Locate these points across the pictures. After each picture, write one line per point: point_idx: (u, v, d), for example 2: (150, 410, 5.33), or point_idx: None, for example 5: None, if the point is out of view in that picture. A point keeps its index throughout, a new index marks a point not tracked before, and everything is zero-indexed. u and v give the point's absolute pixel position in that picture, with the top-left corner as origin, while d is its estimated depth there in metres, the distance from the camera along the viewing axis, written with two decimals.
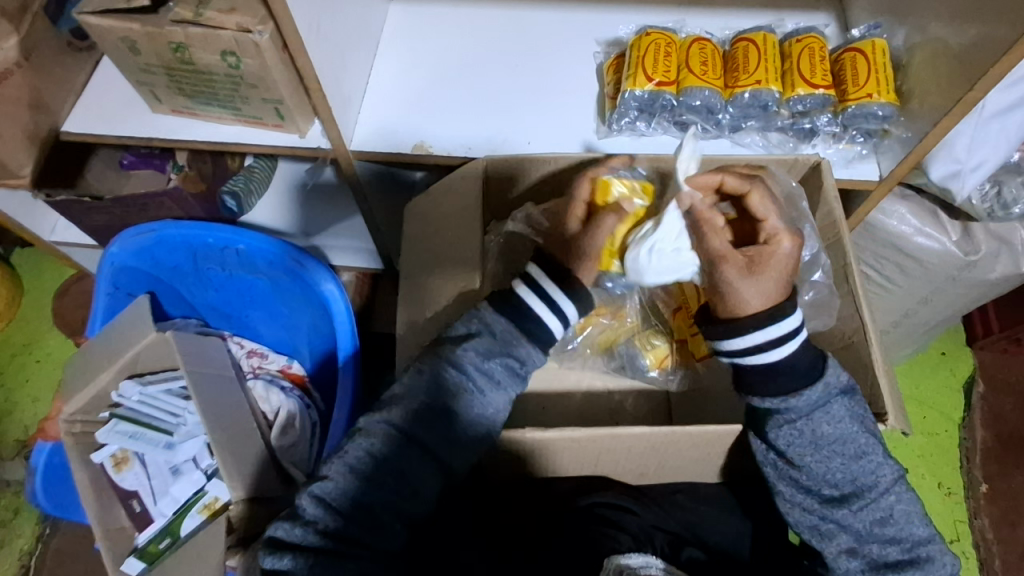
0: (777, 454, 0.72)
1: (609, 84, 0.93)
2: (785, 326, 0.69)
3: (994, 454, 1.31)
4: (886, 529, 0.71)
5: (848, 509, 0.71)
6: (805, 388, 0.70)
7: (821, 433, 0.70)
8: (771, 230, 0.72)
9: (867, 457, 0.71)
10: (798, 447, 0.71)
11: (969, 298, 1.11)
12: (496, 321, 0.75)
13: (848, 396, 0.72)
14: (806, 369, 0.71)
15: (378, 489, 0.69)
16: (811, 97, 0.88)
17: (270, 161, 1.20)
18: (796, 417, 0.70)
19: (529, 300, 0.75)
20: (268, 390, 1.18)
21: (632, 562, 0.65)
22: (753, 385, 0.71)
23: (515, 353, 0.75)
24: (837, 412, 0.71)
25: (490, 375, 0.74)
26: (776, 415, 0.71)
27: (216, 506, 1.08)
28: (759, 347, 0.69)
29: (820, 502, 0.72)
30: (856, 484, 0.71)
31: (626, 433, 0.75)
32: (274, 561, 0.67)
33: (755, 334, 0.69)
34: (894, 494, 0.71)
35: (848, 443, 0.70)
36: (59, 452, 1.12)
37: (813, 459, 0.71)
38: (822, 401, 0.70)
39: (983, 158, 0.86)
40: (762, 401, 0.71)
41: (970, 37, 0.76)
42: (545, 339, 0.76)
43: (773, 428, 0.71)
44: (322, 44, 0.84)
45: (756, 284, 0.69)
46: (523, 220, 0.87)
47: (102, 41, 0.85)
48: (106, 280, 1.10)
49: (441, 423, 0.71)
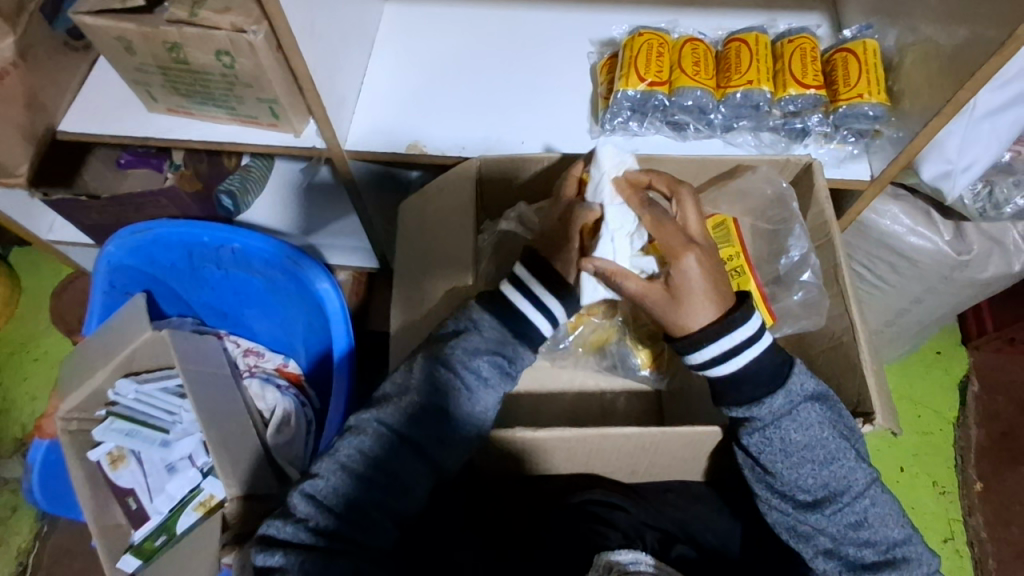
0: (753, 459, 0.74)
1: (603, 84, 0.93)
2: (725, 344, 0.70)
3: (988, 453, 1.32)
4: (861, 532, 0.71)
5: (821, 513, 0.71)
6: (768, 397, 0.71)
7: (790, 440, 0.71)
8: (672, 252, 0.71)
9: (837, 462, 0.71)
10: (768, 454, 0.72)
11: (961, 298, 1.12)
12: (482, 317, 0.76)
13: (818, 403, 0.72)
14: (769, 375, 0.71)
15: (368, 486, 0.70)
16: (803, 97, 0.88)
17: (267, 161, 1.23)
18: (764, 425, 0.72)
19: (522, 305, 0.75)
20: (264, 388, 1.18)
21: (622, 559, 0.66)
22: (722, 392, 0.73)
23: (504, 352, 0.76)
24: (805, 419, 0.71)
25: (479, 373, 0.74)
26: (747, 423, 0.73)
27: (212, 503, 1.07)
28: (705, 363, 0.71)
29: (795, 506, 0.73)
30: (827, 489, 0.72)
31: (615, 432, 0.76)
32: (266, 559, 0.67)
33: (702, 351, 0.71)
34: (868, 498, 0.71)
35: (817, 449, 0.71)
36: (55, 450, 1.12)
37: (783, 465, 0.72)
38: (787, 409, 0.71)
39: (974, 159, 0.87)
40: (730, 411, 0.73)
41: (961, 37, 0.76)
42: (534, 337, 0.77)
43: (745, 436, 0.73)
44: (316, 44, 0.84)
45: (685, 307, 0.70)
46: (515, 223, 0.89)
47: (98, 41, 0.85)
48: (101, 279, 1.11)
49: (431, 420, 0.72)
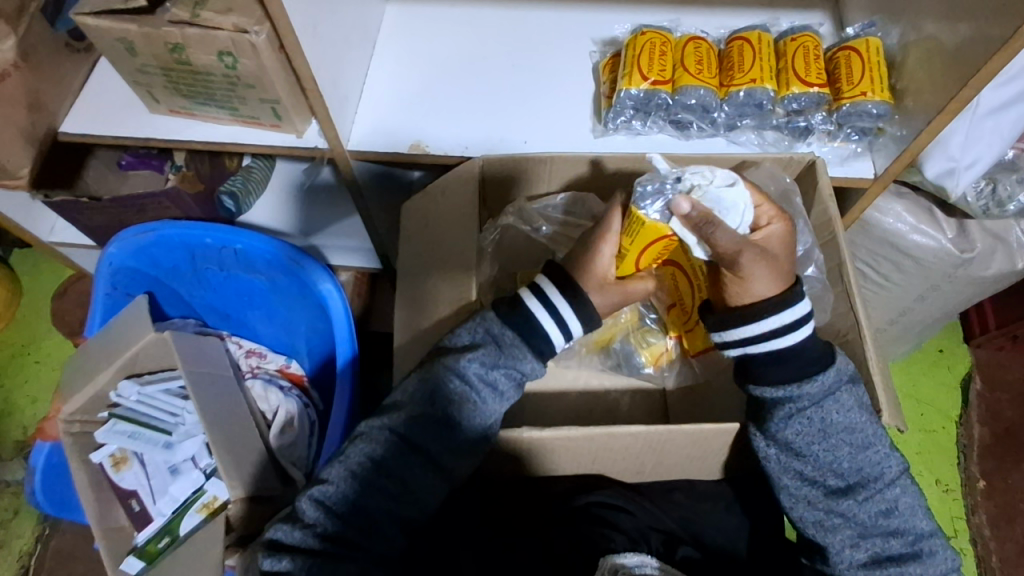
0: (779, 446, 0.73)
1: (605, 83, 0.93)
2: (788, 317, 0.70)
3: (991, 451, 1.32)
4: (891, 521, 0.71)
5: (853, 499, 0.71)
6: (818, 374, 0.71)
7: (831, 422, 0.71)
8: (766, 215, 0.72)
9: (873, 448, 0.72)
10: (805, 436, 0.71)
11: (965, 295, 1.12)
12: (503, 331, 0.74)
13: (857, 386, 0.73)
14: (796, 363, 0.71)
15: (379, 494, 0.70)
16: (806, 95, 0.88)
17: (268, 162, 1.22)
18: (807, 405, 0.71)
19: (537, 311, 0.73)
20: (267, 389, 1.18)
21: (627, 562, 0.65)
22: (759, 373, 0.72)
23: (519, 367, 0.74)
24: (846, 401, 0.71)
25: (494, 385, 0.74)
26: (788, 403, 0.71)
27: (214, 505, 1.07)
28: (771, 333, 0.70)
29: (824, 494, 0.72)
30: (861, 474, 0.71)
31: (621, 431, 0.75)
32: (274, 563, 0.67)
33: (762, 322, 0.70)
34: (899, 486, 0.72)
35: (856, 432, 0.71)
36: (57, 453, 1.12)
37: (819, 447, 0.71)
38: (832, 388, 0.71)
39: (979, 155, 0.87)
40: (770, 390, 0.72)
41: (964, 34, 0.76)
42: (549, 352, 0.75)
43: (780, 419, 0.72)
44: (318, 43, 0.84)
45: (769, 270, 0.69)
46: (515, 216, 0.91)
47: (100, 42, 0.85)
48: (104, 279, 1.11)
49: (442, 430, 0.72)
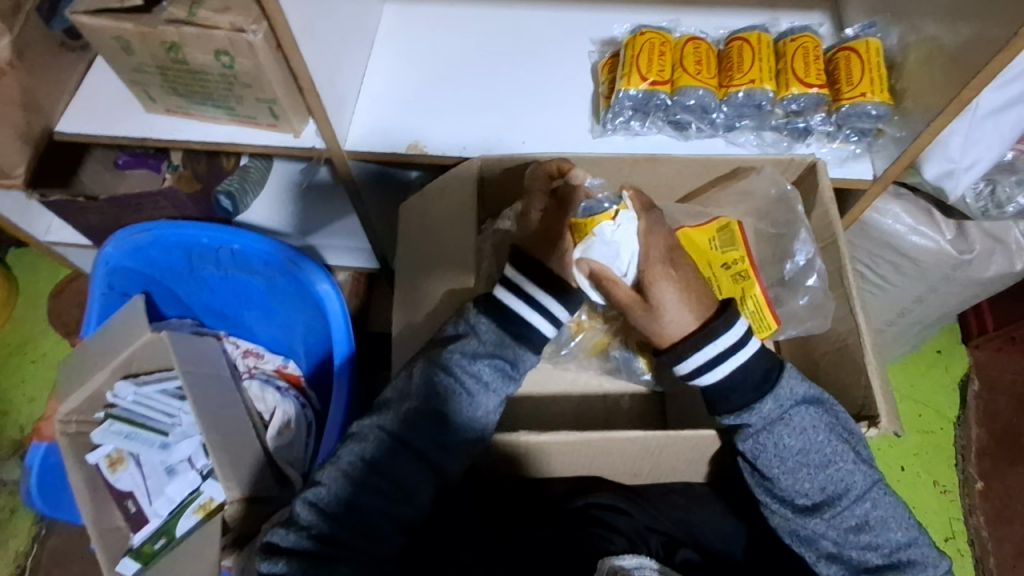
0: (750, 462, 0.74)
1: (604, 84, 0.93)
2: (713, 350, 0.70)
3: (989, 452, 1.31)
4: (862, 535, 0.71)
5: (821, 517, 0.71)
6: (758, 402, 0.71)
7: (784, 446, 0.71)
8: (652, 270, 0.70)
9: (834, 466, 0.71)
10: (764, 459, 0.72)
11: (964, 296, 1.12)
12: (481, 321, 0.76)
13: (813, 406, 0.72)
14: (758, 381, 0.72)
15: (369, 494, 0.70)
16: (805, 96, 0.88)
17: (265, 161, 1.21)
18: (757, 431, 0.72)
19: (521, 310, 0.74)
20: (264, 390, 1.18)
21: (625, 563, 0.65)
22: (716, 402, 0.73)
23: (504, 355, 0.75)
24: (799, 423, 0.71)
25: (479, 378, 0.74)
26: (742, 428, 0.73)
27: (211, 506, 1.07)
28: (702, 368, 0.70)
29: (794, 511, 0.73)
30: (826, 493, 0.71)
31: (620, 436, 0.75)
32: (270, 567, 0.67)
33: (690, 358, 0.70)
34: (869, 500, 0.71)
35: (812, 454, 0.71)
36: (54, 452, 1.11)
37: (779, 471, 0.72)
38: (778, 415, 0.71)
39: (977, 158, 0.87)
40: (728, 418, 0.73)
41: (964, 36, 0.76)
42: (538, 342, 0.76)
43: (741, 442, 0.73)
44: (316, 42, 0.83)
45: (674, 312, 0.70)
46: (513, 219, 0.88)
47: (95, 41, 0.84)
48: (100, 281, 1.10)
49: (431, 428, 0.72)
